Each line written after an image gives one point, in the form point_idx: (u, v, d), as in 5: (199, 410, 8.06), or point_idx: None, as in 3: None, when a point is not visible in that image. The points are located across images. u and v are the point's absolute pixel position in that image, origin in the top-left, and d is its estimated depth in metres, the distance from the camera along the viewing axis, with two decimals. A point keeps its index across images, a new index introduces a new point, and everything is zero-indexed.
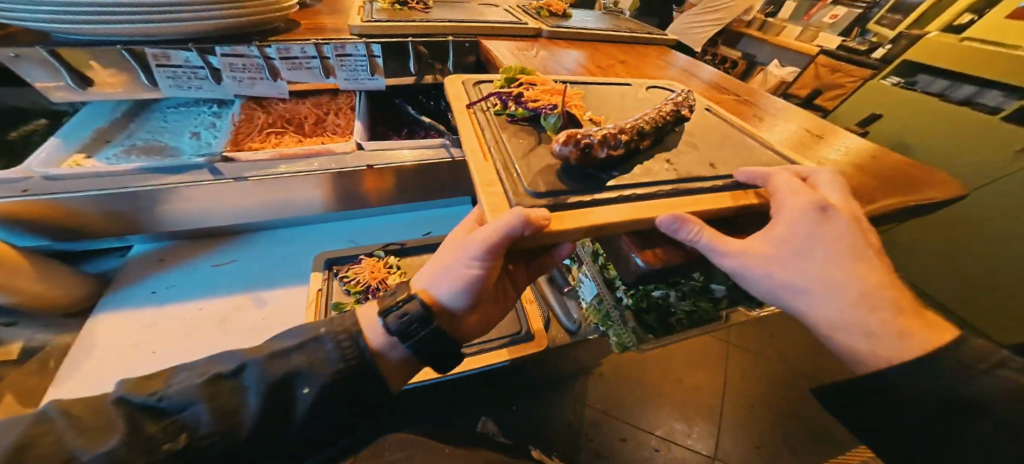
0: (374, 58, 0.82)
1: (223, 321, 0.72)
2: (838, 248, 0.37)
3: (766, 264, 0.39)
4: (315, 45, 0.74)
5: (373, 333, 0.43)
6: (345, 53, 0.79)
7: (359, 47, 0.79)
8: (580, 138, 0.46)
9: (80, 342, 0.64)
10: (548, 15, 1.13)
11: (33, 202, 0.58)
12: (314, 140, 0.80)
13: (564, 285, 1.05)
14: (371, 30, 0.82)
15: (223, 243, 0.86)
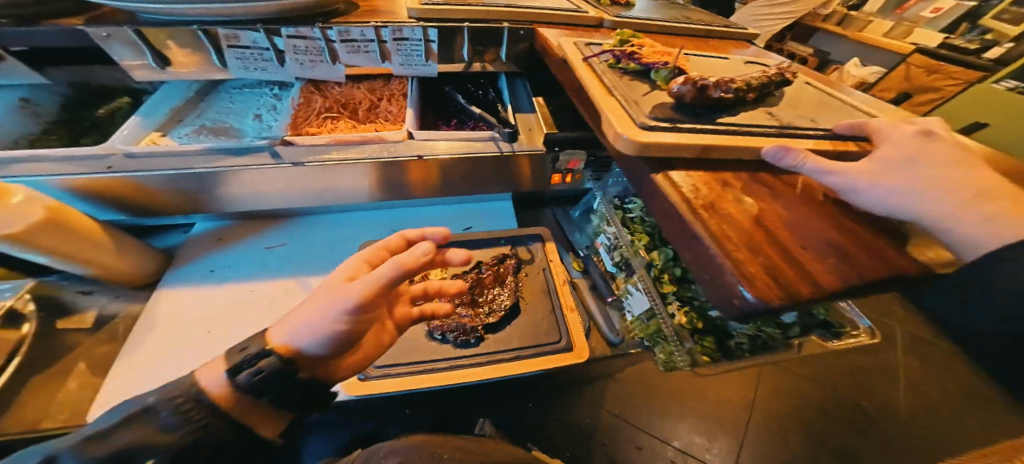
0: (429, 43, 0.79)
1: (272, 304, 0.73)
2: (940, 162, 0.41)
3: (874, 181, 0.42)
4: (374, 28, 0.72)
5: (212, 382, 0.35)
6: (401, 37, 0.76)
7: (416, 30, 0.76)
8: (699, 80, 0.52)
9: (144, 316, 0.67)
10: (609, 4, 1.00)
11: (115, 180, 0.60)
12: (367, 127, 0.78)
13: (608, 294, 0.98)
14: (430, 13, 0.78)
15: (275, 225, 0.87)
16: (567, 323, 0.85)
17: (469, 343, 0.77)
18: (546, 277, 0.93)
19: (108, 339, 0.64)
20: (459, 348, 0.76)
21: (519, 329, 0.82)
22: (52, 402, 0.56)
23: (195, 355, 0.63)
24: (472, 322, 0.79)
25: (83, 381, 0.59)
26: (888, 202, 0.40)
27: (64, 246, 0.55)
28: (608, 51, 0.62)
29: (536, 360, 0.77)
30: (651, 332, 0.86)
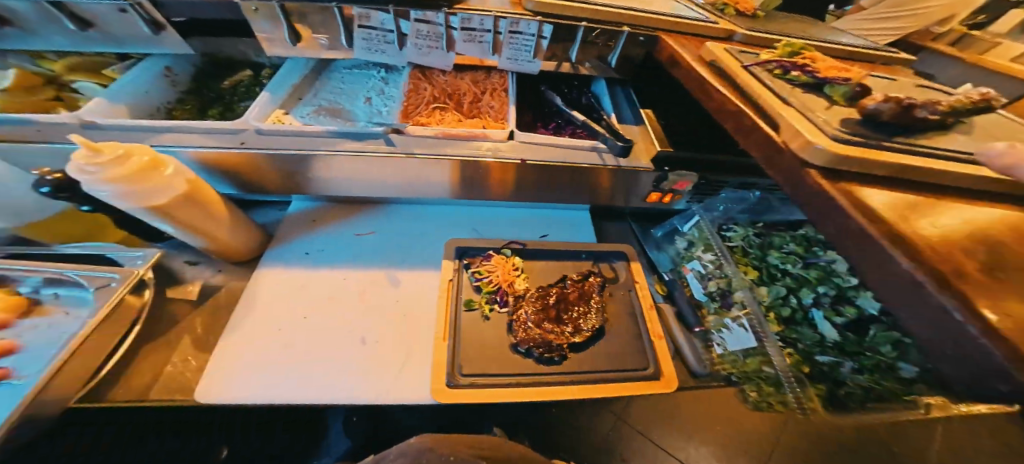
0: (541, 39, 0.70)
1: (363, 298, 0.72)
2: None
3: None
4: (494, 17, 0.65)
5: None
6: (516, 30, 0.67)
7: (530, 25, 0.67)
8: (905, 98, 0.41)
9: (247, 292, 0.67)
10: (736, 15, 0.81)
11: (244, 157, 0.60)
12: (473, 123, 0.74)
13: (696, 325, 0.82)
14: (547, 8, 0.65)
15: (364, 211, 0.85)
16: (653, 348, 0.76)
17: (554, 360, 0.70)
18: (633, 300, 0.82)
19: (212, 313, 0.65)
20: (543, 365, 0.70)
21: (604, 355, 0.74)
22: (163, 373, 0.57)
23: (291, 343, 0.63)
24: (561, 337, 0.72)
25: (189, 355, 0.60)
26: None
27: (192, 220, 0.56)
28: (775, 62, 0.53)
29: (622, 386, 0.70)
30: (747, 372, 0.75)
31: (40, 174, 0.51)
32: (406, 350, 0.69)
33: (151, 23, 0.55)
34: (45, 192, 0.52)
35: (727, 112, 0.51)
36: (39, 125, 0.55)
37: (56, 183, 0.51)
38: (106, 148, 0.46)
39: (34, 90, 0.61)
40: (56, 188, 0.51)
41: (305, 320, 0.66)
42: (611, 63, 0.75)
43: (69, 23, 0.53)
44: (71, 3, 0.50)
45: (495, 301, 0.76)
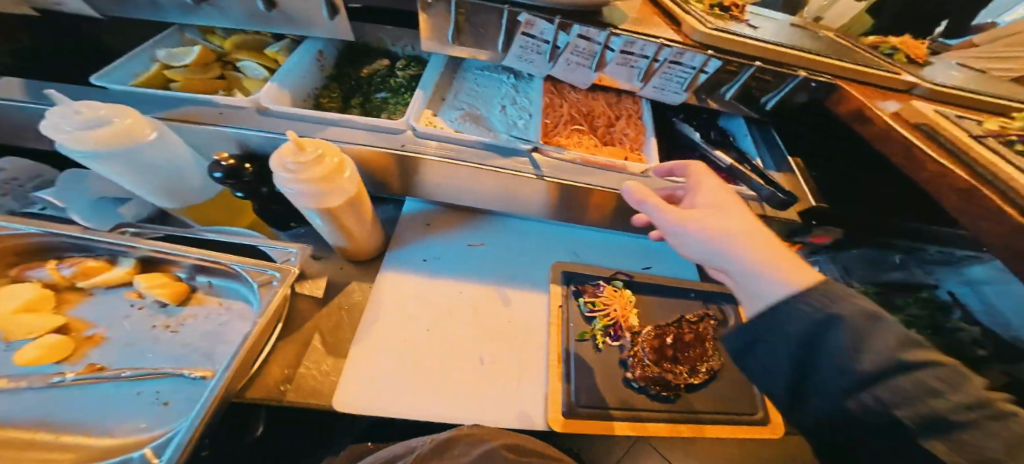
0: (699, 73, 0.62)
1: (476, 314, 0.73)
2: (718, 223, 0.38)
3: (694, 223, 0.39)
4: (659, 45, 0.57)
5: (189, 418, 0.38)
6: (677, 61, 0.59)
7: (694, 58, 0.59)
8: None
9: (375, 295, 0.68)
10: (905, 63, 0.71)
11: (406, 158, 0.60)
12: (609, 153, 0.66)
13: None
14: (720, 42, 0.58)
15: (474, 221, 0.85)
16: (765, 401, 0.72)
17: (670, 398, 0.69)
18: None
19: (338, 311, 0.66)
20: (656, 402, 0.68)
21: (717, 401, 0.70)
22: (298, 369, 0.58)
23: (415, 357, 0.65)
24: (677, 376, 0.70)
25: (321, 354, 0.61)
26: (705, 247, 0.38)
27: (346, 222, 0.56)
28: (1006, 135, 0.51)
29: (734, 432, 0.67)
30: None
31: (217, 159, 0.52)
32: (519, 373, 0.69)
33: (329, 6, 0.54)
34: (216, 176, 0.53)
35: (945, 183, 0.47)
36: (221, 107, 0.55)
37: (228, 170, 0.52)
38: (309, 146, 0.46)
39: (207, 68, 0.61)
40: (228, 175, 0.52)
41: (429, 333, 0.68)
42: (767, 104, 0.68)
43: (259, 2, 0.52)
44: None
45: (609, 335, 0.73)
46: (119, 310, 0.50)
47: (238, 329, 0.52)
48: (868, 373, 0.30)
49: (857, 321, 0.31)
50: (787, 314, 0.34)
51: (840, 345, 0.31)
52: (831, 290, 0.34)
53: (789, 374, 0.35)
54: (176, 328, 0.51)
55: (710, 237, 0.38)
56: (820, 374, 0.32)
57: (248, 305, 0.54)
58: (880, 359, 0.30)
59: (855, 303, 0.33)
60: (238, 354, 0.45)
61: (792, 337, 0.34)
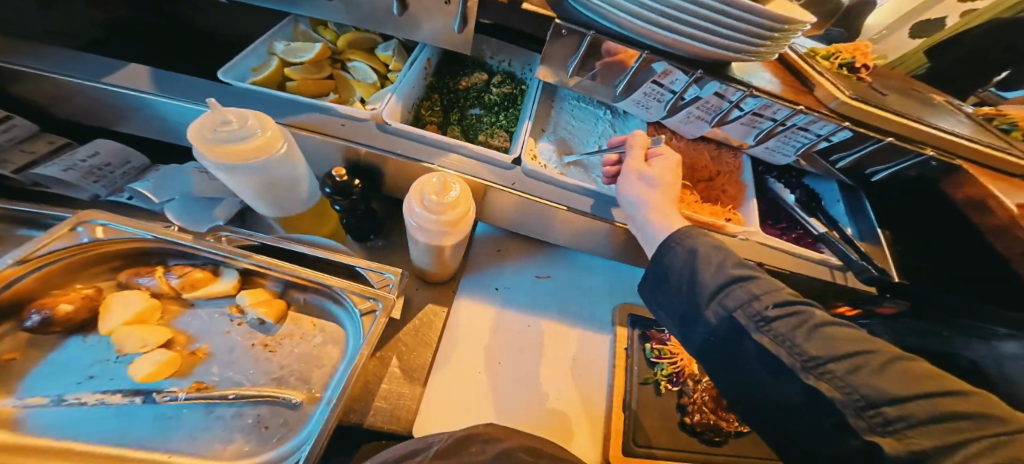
0: (822, 141, 0.59)
1: (545, 349, 0.72)
2: (643, 192, 0.53)
3: (628, 178, 0.55)
4: (794, 111, 0.54)
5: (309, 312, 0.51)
6: (803, 128, 0.57)
7: (822, 126, 0.56)
8: None
9: (450, 322, 0.71)
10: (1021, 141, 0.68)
11: (509, 196, 0.59)
12: (710, 213, 0.64)
13: None
14: (856, 112, 0.56)
15: (543, 251, 0.83)
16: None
17: (720, 443, 0.69)
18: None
19: (413, 332, 0.68)
20: (708, 447, 0.68)
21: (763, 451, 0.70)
22: (375, 391, 0.61)
23: (486, 388, 0.66)
24: (731, 423, 0.69)
25: (397, 377, 0.63)
26: (626, 197, 0.54)
27: (447, 255, 0.54)
28: None
29: None
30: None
31: (331, 173, 0.49)
32: (585, 408, 0.68)
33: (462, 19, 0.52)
34: (326, 191, 0.50)
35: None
36: (345, 119, 0.53)
37: (340, 186, 0.49)
38: (450, 192, 0.44)
39: (321, 65, 0.59)
40: (336, 192, 0.49)
41: (498, 366, 0.69)
42: (874, 176, 0.67)
43: (394, 6, 0.50)
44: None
45: (671, 380, 0.72)
46: (219, 324, 0.50)
47: (333, 353, 0.52)
48: (711, 288, 0.43)
49: (703, 248, 0.47)
50: (665, 252, 0.49)
51: (693, 272, 0.46)
52: (694, 231, 0.49)
53: (678, 315, 0.48)
54: (274, 347, 0.51)
55: (640, 199, 0.53)
56: (688, 299, 0.46)
57: (341, 328, 0.54)
58: (716, 276, 0.44)
59: (706, 239, 0.48)
60: (348, 386, 0.44)
61: (669, 272, 0.48)
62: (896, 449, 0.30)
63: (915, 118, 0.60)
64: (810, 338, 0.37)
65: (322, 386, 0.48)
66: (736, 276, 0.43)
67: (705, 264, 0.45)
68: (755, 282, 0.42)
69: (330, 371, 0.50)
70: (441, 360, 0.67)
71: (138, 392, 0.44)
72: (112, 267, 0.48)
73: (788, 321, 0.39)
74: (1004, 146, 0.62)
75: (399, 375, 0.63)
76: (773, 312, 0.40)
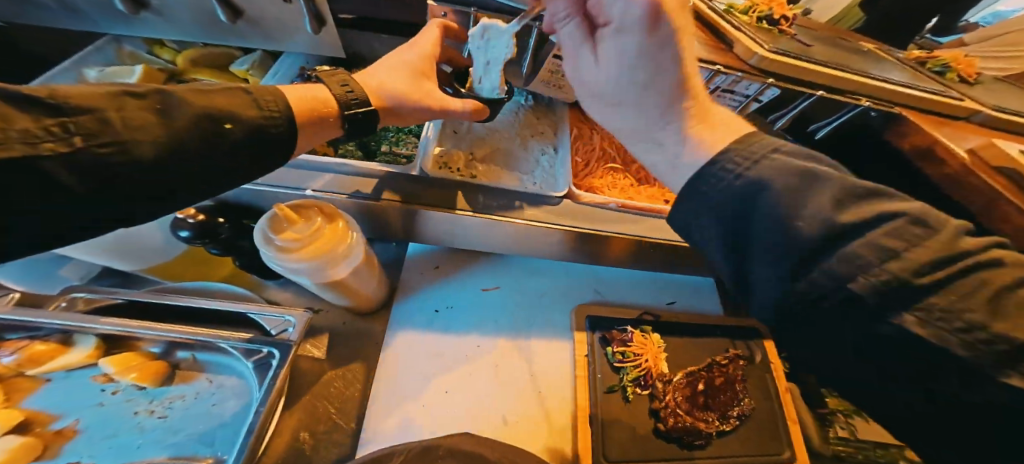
0: (752, 102, 0.55)
1: (498, 369, 0.66)
2: (634, 97, 0.32)
3: (604, 77, 0.33)
4: (711, 72, 0.50)
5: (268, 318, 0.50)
6: (729, 89, 0.53)
7: (749, 86, 0.53)
8: None
9: (388, 352, 0.64)
10: (956, 81, 0.65)
11: (413, 209, 0.53)
12: (646, 195, 0.60)
13: (820, 406, 0.72)
14: (778, 66, 0.51)
15: (486, 260, 0.77)
16: (790, 433, 0.67)
17: (702, 446, 0.63)
18: (770, 383, 0.72)
19: (341, 372, 0.62)
20: (687, 452, 0.62)
21: (750, 449, 0.65)
22: (306, 439, 0.55)
23: (433, 421, 0.59)
24: (709, 423, 0.64)
25: (331, 423, 0.57)
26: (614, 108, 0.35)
27: (353, 288, 0.50)
28: None
29: None
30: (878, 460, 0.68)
31: (183, 215, 0.45)
32: (549, 426, 0.62)
33: (314, 18, 0.49)
34: (183, 235, 0.46)
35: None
36: None
37: (198, 228, 0.45)
38: (302, 219, 0.41)
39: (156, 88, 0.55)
40: (197, 233, 0.45)
41: (446, 394, 0.62)
42: (816, 134, 0.62)
43: (222, 14, 0.48)
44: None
45: (639, 385, 0.66)
46: (89, 396, 0.44)
47: (235, 410, 0.46)
48: (807, 243, 0.24)
49: (782, 185, 0.25)
50: (698, 192, 0.29)
51: (769, 216, 0.25)
52: (749, 156, 0.27)
53: (727, 264, 0.29)
54: (163, 413, 0.45)
55: (638, 113, 0.33)
56: (755, 246, 0.27)
57: (242, 381, 0.47)
58: (818, 225, 0.23)
59: (786, 162, 0.26)
60: (244, 453, 0.39)
61: (716, 208, 0.28)
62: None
63: (845, 66, 0.55)
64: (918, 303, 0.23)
65: (226, 444, 0.44)
66: (852, 221, 0.23)
67: (791, 204, 0.24)
68: (891, 227, 0.22)
69: (236, 427, 0.45)
70: (381, 398, 0.60)
71: None
72: None
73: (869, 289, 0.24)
74: (938, 86, 0.59)
75: (331, 424, 0.57)
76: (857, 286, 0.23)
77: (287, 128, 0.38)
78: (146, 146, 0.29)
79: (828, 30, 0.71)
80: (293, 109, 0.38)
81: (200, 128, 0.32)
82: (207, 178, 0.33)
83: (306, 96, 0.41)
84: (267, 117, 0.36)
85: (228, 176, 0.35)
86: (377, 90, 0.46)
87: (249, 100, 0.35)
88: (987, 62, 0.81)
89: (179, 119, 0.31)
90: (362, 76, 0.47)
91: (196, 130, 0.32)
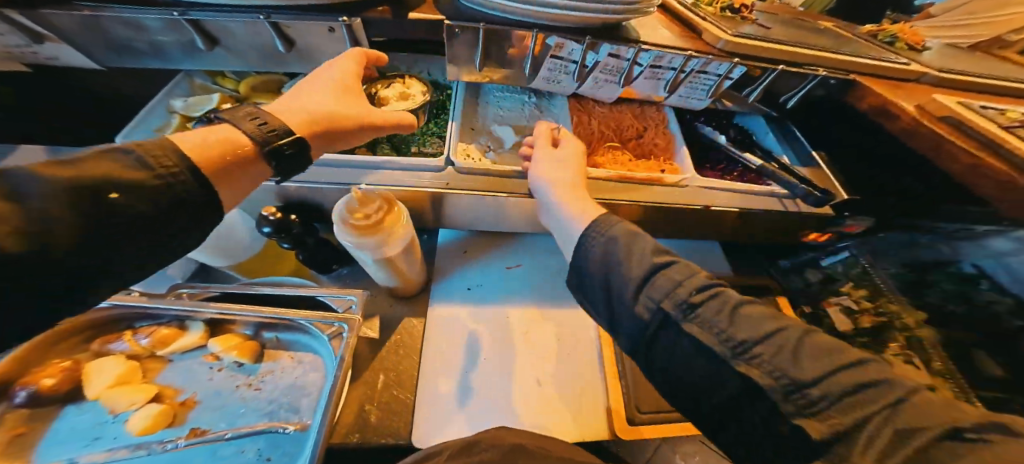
0: (725, 80, 0.64)
1: (528, 337, 0.74)
2: (556, 177, 0.55)
3: (541, 167, 0.57)
4: (686, 57, 0.60)
5: (336, 299, 0.59)
6: (703, 71, 0.63)
7: (720, 66, 0.62)
8: None
9: (431, 329, 0.73)
10: (906, 49, 0.75)
11: (446, 196, 0.63)
12: (643, 166, 0.71)
13: None
14: (742, 47, 0.61)
15: (509, 242, 0.86)
16: None
17: None
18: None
19: (394, 350, 0.70)
20: None
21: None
22: (371, 407, 0.63)
23: (475, 385, 0.67)
24: None
25: (389, 393, 0.65)
26: (539, 184, 0.56)
27: (401, 267, 0.58)
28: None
29: None
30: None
31: (265, 214, 0.53)
32: (580, 386, 0.70)
33: (353, 41, 0.56)
34: (265, 231, 0.54)
35: (983, 174, 0.49)
36: None
37: (276, 224, 0.53)
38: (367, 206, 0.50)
39: (227, 113, 0.64)
40: (276, 229, 0.53)
41: (484, 362, 0.71)
42: (787, 104, 0.71)
43: (279, 45, 0.54)
44: (286, 20, 0.51)
45: None
46: (200, 374, 0.53)
47: (316, 380, 0.54)
48: (635, 279, 0.39)
49: (623, 238, 0.43)
50: (585, 242, 0.45)
51: (612, 266, 0.41)
52: (608, 218, 0.45)
53: (605, 308, 0.42)
54: (258, 385, 0.53)
55: (549, 181, 0.54)
56: (613, 286, 0.41)
57: (318, 357, 0.56)
58: (641, 268, 0.39)
59: (624, 225, 0.45)
60: (330, 415, 0.47)
61: (589, 261, 0.43)
62: (805, 405, 0.29)
63: (803, 43, 0.64)
64: (731, 321, 0.35)
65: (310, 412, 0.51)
66: (659, 263, 0.39)
67: (625, 253, 0.41)
68: (673, 269, 0.39)
69: (316, 396, 0.53)
70: (429, 369, 0.68)
71: (142, 446, 0.46)
72: (84, 336, 0.51)
73: (709, 306, 0.36)
74: (887, 55, 0.67)
75: (392, 396, 0.65)
76: (696, 298, 0.36)
77: (195, 183, 0.31)
78: (4, 238, 0.22)
79: (789, 13, 0.81)
80: (192, 161, 0.32)
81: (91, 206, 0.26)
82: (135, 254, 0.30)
83: (212, 141, 0.34)
84: (163, 176, 0.30)
85: (110, 249, 0.28)
86: (304, 120, 0.41)
87: (131, 162, 0.28)
88: (947, 33, 0.90)
89: (37, 198, 0.24)
90: (276, 113, 0.41)
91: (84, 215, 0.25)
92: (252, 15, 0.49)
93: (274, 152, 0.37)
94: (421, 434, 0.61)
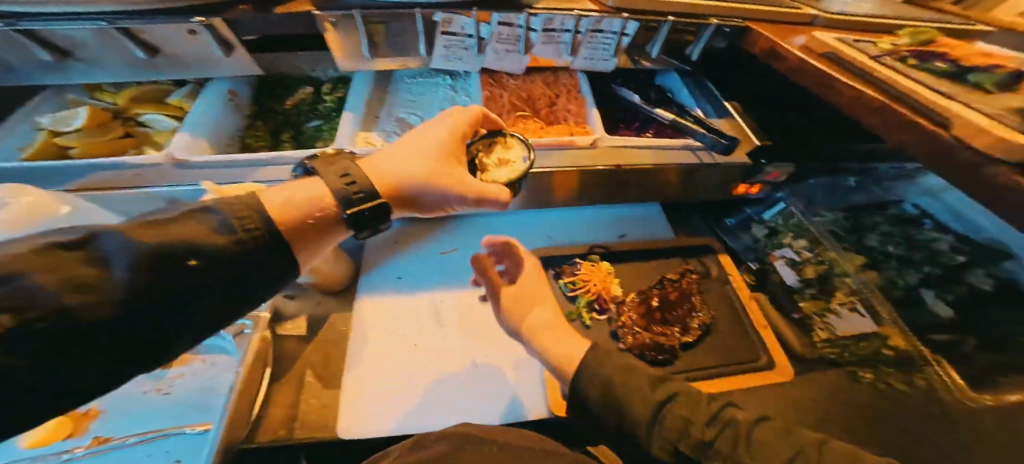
0: (623, 36, 0.65)
1: (462, 319, 0.74)
2: (528, 313, 0.54)
3: (505, 296, 0.56)
4: (576, 17, 0.60)
5: None
6: (597, 29, 0.62)
7: (613, 22, 0.61)
8: None
9: (361, 322, 0.72)
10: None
11: None
12: (557, 130, 0.72)
13: (794, 311, 0.78)
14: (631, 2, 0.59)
15: (443, 227, 0.85)
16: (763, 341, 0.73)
17: (671, 361, 0.68)
18: (729, 293, 0.79)
19: (325, 345, 0.69)
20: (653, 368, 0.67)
21: (716, 354, 0.71)
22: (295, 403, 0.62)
23: (407, 373, 0.66)
24: (670, 339, 0.70)
25: (316, 388, 0.64)
26: (512, 326, 0.55)
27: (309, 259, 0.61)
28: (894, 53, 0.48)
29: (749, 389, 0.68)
30: (864, 355, 0.73)
31: None
32: (514, 363, 0.70)
33: (221, 43, 0.55)
34: None
35: None
36: (135, 169, 0.57)
37: None
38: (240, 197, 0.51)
39: (104, 126, 0.65)
40: None
41: (418, 348, 0.70)
42: (693, 56, 0.69)
43: (139, 52, 0.53)
44: (138, 26, 0.50)
45: (593, 308, 0.74)
46: None
47: (226, 379, 0.54)
48: (645, 418, 0.39)
49: (614, 376, 0.43)
50: (578, 383, 0.44)
51: (615, 409, 0.41)
52: (598, 350, 0.46)
53: (619, 443, 0.42)
54: (166, 390, 0.53)
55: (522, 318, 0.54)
56: (623, 429, 0.41)
57: (228, 356, 0.56)
58: (643, 406, 0.40)
59: (614, 359, 0.45)
60: (226, 410, 0.47)
61: (589, 399, 0.43)
62: None
63: None
64: (754, 450, 0.34)
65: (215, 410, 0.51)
66: (660, 397, 0.40)
67: (622, 390, 0.42)
68: (679, 401, 0.40)
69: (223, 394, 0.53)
70: (361, 360, 0.67)
71: (37, 458, 0.46)
72: None
73: (726, 438, 0.36)
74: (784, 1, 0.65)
75: (321, 393, 0.64)
76: (710, 433, 0.36)
77: (269, 234, 0.31)
78: None
79: None
80: (271, 218, 0.31)
81: (135, 268, 0.24)
82: (129, 354, 0.26)
83: (298, 198, 0.33)
84: (240, 238, 0.29)
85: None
86: (411, 180, 0.39)
87: (217, 224, 0.28)
88: None
89: None
90: (366, 163, 0.40)
91: (126, 285, 0.24)
92: (97, 24, 0.48)
93: (356, 217, 0.34)
94: (347, 425, 0.60)
